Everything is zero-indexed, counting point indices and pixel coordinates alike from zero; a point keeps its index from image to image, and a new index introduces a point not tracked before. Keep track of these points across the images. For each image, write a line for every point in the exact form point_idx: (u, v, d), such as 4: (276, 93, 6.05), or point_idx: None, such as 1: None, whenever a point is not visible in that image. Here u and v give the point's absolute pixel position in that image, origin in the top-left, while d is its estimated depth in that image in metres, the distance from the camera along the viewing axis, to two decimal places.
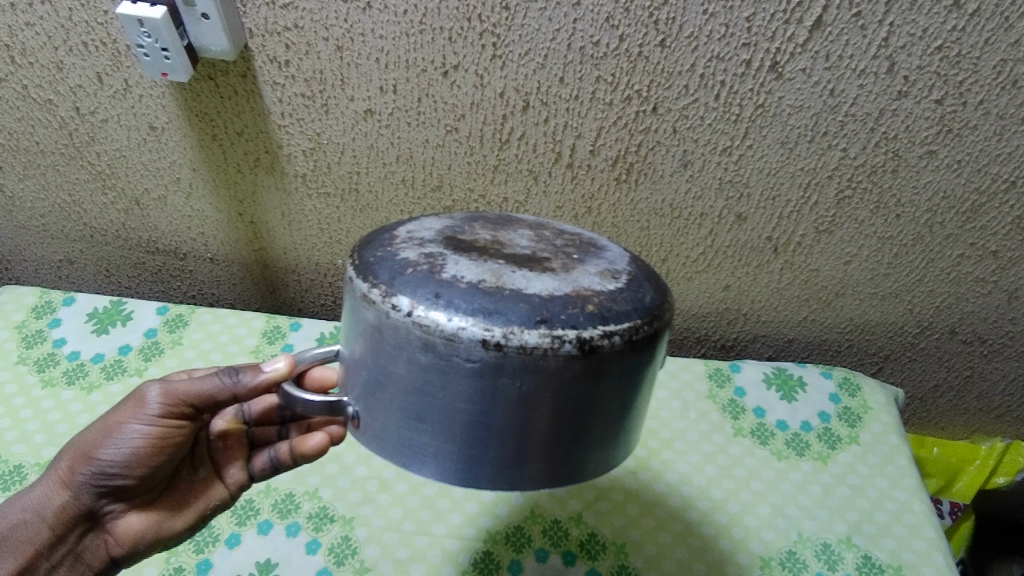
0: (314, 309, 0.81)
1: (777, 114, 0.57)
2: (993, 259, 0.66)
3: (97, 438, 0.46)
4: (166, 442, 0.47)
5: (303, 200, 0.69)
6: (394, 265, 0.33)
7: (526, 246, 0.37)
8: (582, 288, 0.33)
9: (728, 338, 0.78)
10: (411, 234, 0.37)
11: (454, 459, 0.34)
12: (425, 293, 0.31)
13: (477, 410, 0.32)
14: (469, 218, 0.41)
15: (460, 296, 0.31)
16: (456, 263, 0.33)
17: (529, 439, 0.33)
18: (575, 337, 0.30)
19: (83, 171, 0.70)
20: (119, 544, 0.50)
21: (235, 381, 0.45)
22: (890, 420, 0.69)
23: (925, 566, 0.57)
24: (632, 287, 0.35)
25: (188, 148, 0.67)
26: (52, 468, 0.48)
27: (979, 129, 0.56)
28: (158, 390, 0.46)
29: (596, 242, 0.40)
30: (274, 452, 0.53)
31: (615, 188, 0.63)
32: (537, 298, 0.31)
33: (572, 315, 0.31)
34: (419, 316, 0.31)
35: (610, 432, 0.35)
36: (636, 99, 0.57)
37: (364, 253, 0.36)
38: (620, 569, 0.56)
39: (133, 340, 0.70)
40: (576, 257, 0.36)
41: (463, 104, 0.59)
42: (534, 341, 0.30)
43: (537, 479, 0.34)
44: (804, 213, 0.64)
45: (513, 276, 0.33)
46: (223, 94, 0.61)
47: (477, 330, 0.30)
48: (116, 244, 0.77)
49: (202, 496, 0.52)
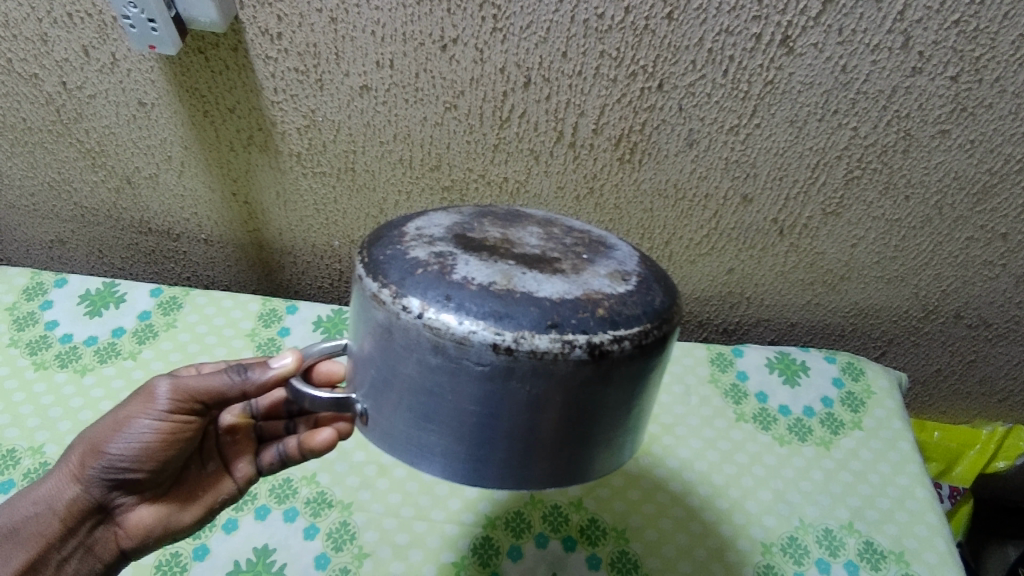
0: (310, 292, 0.80)
1: (787, 91, 0.55)
2: (1002, 242, 0.65)
3: (106, 432, 0.45)
4: (176, 437, 0.47)
5: (298, 180, 0.67)
6: (404, 264, 0.32)
7: (536, 245, 0.35)
8: (593, 291, 0.32)
9: (730, 322, 0.77)
10: (420, 231, 0.36)
11: (460, 457, 0.33)
12: (435, 295, 0.30)
13: (486, 412, 0.31)
14: (478, 212, 0.39)
15: (471, 299, 0.30)
16: (467, 264, 0.32)
17: (533, 441, 0.32)
18: (585, 342, 0.29)
19: (72, 149, 0.68)
20: (131, 537, 0.49)
21: (243, 379, 0.44)
22: (893, 405, 0.68)
23: (927, 552, 0.57)
24: (642, 290, 0.33)
25: (179, 126, 0.64)
26: (62, 461, 0.47)
27: (994, 107, 0.55)
28: (166, 386, 0.45)
29: (606, 239, 0.38)
30: (282, 446, 0.52)
31: (618, 169, 0.62)
32: (548, 302, 0.30)
33: (583, 319, 0.30)
34: (429, 318, 0.30)
35: (615, 433, 0.34)
36: (640, 75, 0.55)
37: (373, 251, 0.34)
38: (621, 555, 0.55)
39: (126, 323, 0.69)
40: (585, 257, 0.35)
41: (462, 80, 0.57)
42: (544, 346, 0.29)
43: (539, 479, 0.34)
44: (811, 195, 0.62)
45: (524, 277, 0.31)
46: (213, 69, 0.59)
47: (488, 335, 0.29)
48: (108, 225, 0.76)
49: (215, 488, 0.52)
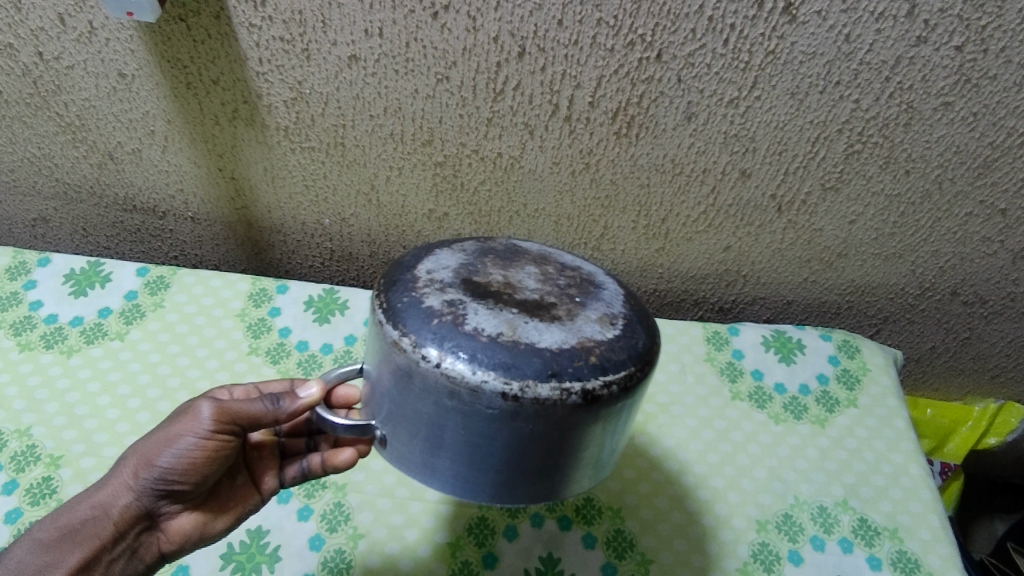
0: (301, 271, 0.78)
1: (788, 62, 0.53)
2: (1001, 218, 0.64)
3: (156, 445, 0.45)
4: (220, 453, 0.46)
5: (286, 155, 0.65)
6: (420, 314, 0.34)
7: (535, 289, 0.37)
8: (587, 338, 0.34)
9: (725, 301, 0.76)
10: (431, 274, 0.37)
11: (468, 471, 0.35)
12: (451, 345, 0.32)
13: (484, 442, 0.33)
14: (480, 249, 0.41)
15: (483, 351, 0.32)
16: (477, 313, 0.34)
17: (516, 458, 0.34)
18: (581, 389, 0.32)
19: (51, 123, 0.65)
20: (173, 541, 0.49)
21: (277, 408, 0.45)
22: (888, 382, 0.68)
23: (920, 528, 0.57)
24: (627, 333, 0.36)
25: (161, 98, 0.62)
26: (111, 473, 0.47)
27: (998, 79, 0.53)
28: (211, 407, 0.45)
29: (596, 276, 0.40)
30: (305, 462, 0.51)
31: (615, 144, 0.60)
32: (548, 352, 0.32)
33: (578, 367, 0.32)
34: (447, 367, 0.32)
35: (592, 443, 0.35)
36: (639, 44, 0.53)
37: (390, 296, 0.36)
38: (615, 534, 0.56)
39: (113, 303, 0.67)
40: (578, 300, 0.37)
41: (454, 49, 0.55)
42: (545, 394, 0.31)
43: (522, 489, 0.36)
44: (810, 170, 0.61)
45: (527, 327, 0.34)
46: (195, 38, 0.56)
47: (498, 383, 0.31)
48: (91, 202, 0.73)
49: (248, 500, 0.51)
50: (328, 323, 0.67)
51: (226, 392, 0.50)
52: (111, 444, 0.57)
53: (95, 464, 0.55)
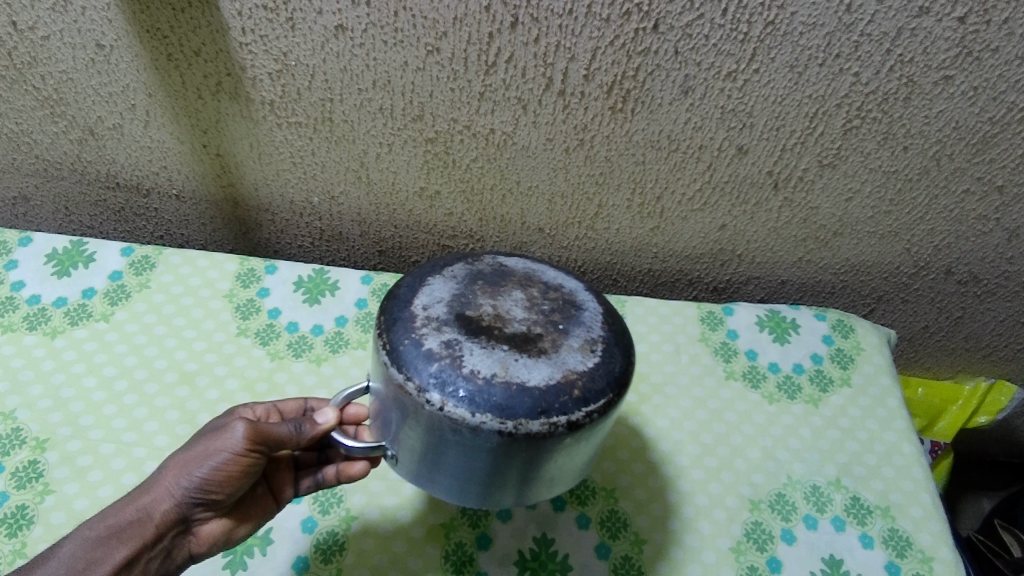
0: (290, 252, 0.76)
1: (788, 33, 0.51)
2: (998, 195, 0.63)
3: (196, 455, 0.45)
4: (252, 469, 0.47)
5: (272, 131, 0.63)
6: (421, 358, 0.36)
7: (522, 320, 0.38)
8: (570, 371, 0.36)
9: (720, 280, 0.75)
10: (427, 311, 0.38)
11: (474, 486, 0.39)
12: (451, 390, 0.34)
13: (474, 462, 0.37)
14: (470, 274, 0.41)
15: (480, 394, 0.34)
16: (472, 353, 0.36)
17: (500, 467, 0.37)
18: (566, 421, 0.35)
19: (28, 96, 0.63)
20: (203, 544, 0.48)
21: (298, 432, 0.46)
22: (881, 361, 0.68)
23: (911, 506, 0.58)
24: (606, 358, 0.38)
25: (142, 70, 0.59)
26: (152, 479, 0.46)
27: (1000, 51, 0.52)
28: (246, 427, 0.45)
29: (577, 295, 0.41)
30: (320, 475, 0.52)
31: (610, 119, 0.58)
32: (537, 390, 0.34)
33: (563, 403, 0.35)
34: (449, 411, 0.34)
35: (568, 449, 0.37)
36: (635, 14, 0.51)
37: (392, 338, 0.37)
38: (609, 514, 0.56)
39: (97, 283, 0.66)
40: (562, 327, 0.38)
41: (445, 19, 0.52)
42: (536, 429, 0.34)
43: (506, 484, 0.38)
44: (808, 146, 0.59)
45: (518, 365, 0.35)
46: (175, 7, 0.54)
47: (495, 423, 0.34)
48: (73, 179, 0.71)
49: (268, 508, 0.51)
50: (318, 304, 0.66)
51: (249, 410, 0.51)
52: (98, 428, 0.56)
53: (80, 447, 0.55)
